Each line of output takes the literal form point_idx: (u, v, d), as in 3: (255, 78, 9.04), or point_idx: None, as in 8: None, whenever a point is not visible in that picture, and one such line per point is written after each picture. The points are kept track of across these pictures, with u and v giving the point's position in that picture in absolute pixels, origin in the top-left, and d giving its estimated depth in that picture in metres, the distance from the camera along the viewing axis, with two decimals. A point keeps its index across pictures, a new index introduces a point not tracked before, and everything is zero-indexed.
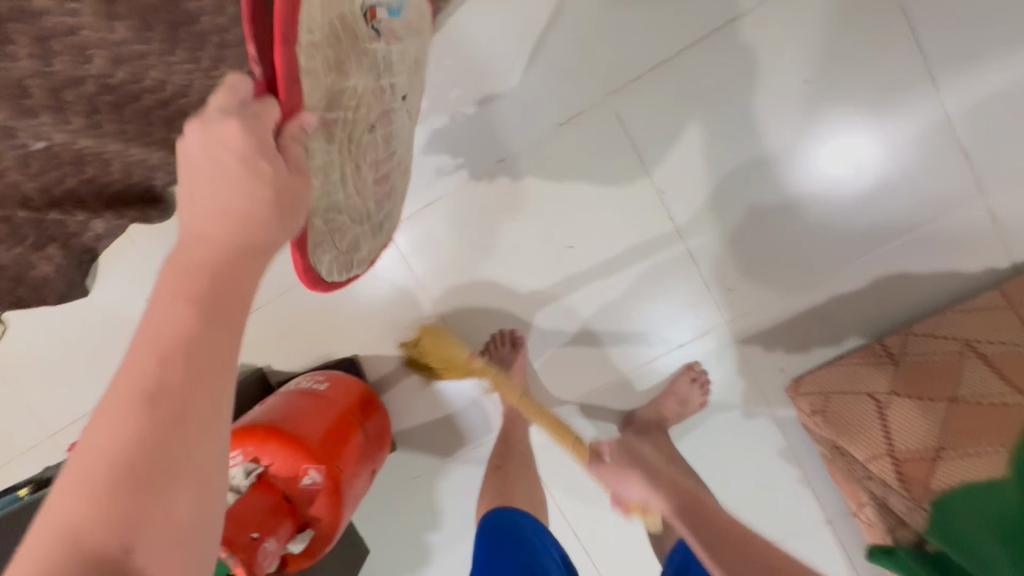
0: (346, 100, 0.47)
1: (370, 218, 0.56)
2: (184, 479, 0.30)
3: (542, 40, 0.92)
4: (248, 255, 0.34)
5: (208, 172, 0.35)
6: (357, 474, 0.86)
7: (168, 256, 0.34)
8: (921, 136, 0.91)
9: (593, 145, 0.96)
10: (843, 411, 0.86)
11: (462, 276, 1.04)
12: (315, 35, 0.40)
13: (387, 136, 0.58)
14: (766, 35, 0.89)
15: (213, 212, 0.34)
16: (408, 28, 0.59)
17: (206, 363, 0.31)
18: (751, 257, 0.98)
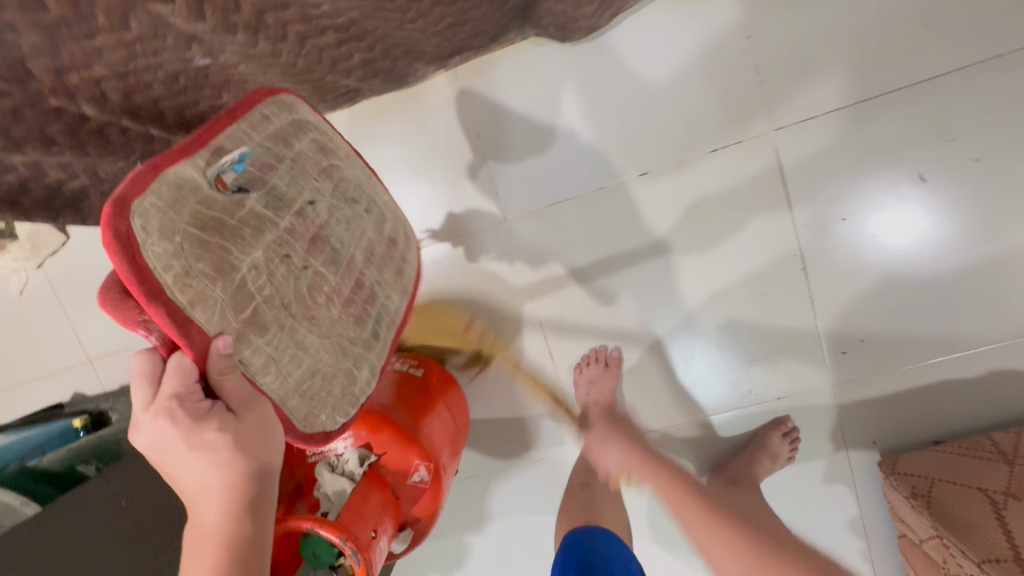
0: (254, 287, 0.49)
1: (354, 343, 0.59)
2: None
3: (720, 60, 0.90)
4: (244, 508, 0.46)
5: (180, 467, 0.45)
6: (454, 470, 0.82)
7: (187, 529, 0.47)
8: None
9: (743, 178, 0.94)
10: (949, 502, 0.84)
11: (575, 282, 1.00)
12: (163, 262, 0.43)
13: (331, 258, 0.57)
14: (950, 107, 0.88)
15: (202, 494, 0.45)
16: (273, 144, 0.56)
17: None
18: (871, 324, 0.96)
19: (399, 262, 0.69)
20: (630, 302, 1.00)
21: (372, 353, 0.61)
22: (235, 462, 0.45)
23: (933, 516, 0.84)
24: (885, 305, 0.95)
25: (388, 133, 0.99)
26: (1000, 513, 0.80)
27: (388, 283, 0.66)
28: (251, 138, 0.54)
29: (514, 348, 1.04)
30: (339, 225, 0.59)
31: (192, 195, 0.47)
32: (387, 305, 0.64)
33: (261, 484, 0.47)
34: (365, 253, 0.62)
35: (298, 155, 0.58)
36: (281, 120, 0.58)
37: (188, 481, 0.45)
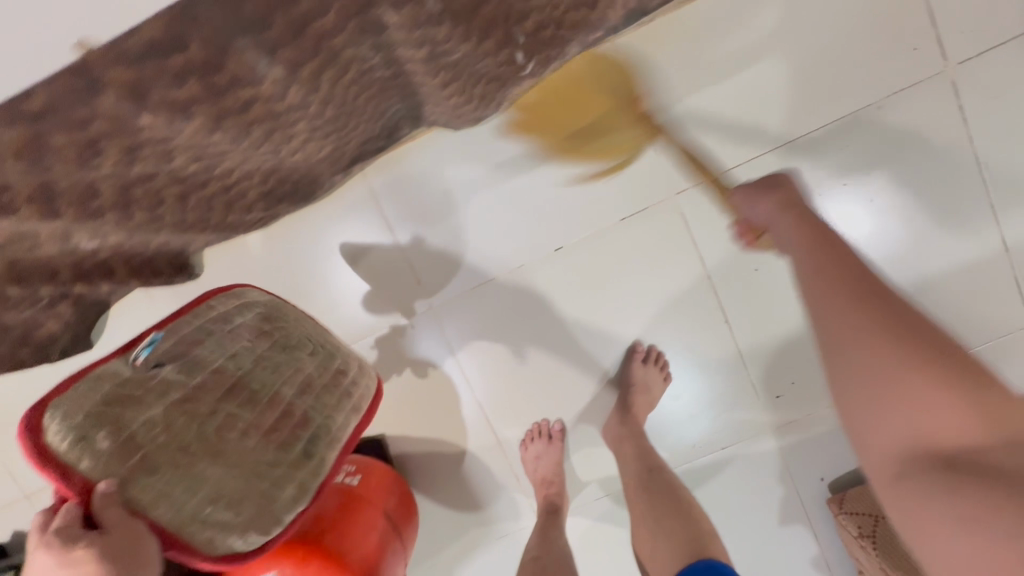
0: (147, 432, 0.54)
1: (277, 466, 0.61)
2: None
3: (616, 135, 0.91)
4: None
5: None
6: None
7: None
8: (980, 262, 0.94)
9: (652, 244, 0.96)
10: (894, 540, 0.86)
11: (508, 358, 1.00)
12: (61, 424, 0.51)
13: (247, 399, 0.62)
14: (839, 155, 0.92)
15: None
16: (208, 317, 0.64)
17: None
18: (801, 368, 0.98)
19: (347, 388, 0.73)
20: (564, 371, 1.01)
21: (303, 470, 0.63)
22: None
23: (882, 557, 0.86)
24: (811, 343, 0.97)
25: (304, 237, 0.98)
26: None
27: (329, 405, 0.69)
28: (179, 332, 0.62)
29: (460, 431, 1.03)
30: (264, 369, 0.65)
31: (108, 382, 0.54)
32: (329, 424, 0.68)
33: None
34: (299, 387, 0.67)
35: (240, 329, 0.66)
36: (230, 304, 0.68)
37: None
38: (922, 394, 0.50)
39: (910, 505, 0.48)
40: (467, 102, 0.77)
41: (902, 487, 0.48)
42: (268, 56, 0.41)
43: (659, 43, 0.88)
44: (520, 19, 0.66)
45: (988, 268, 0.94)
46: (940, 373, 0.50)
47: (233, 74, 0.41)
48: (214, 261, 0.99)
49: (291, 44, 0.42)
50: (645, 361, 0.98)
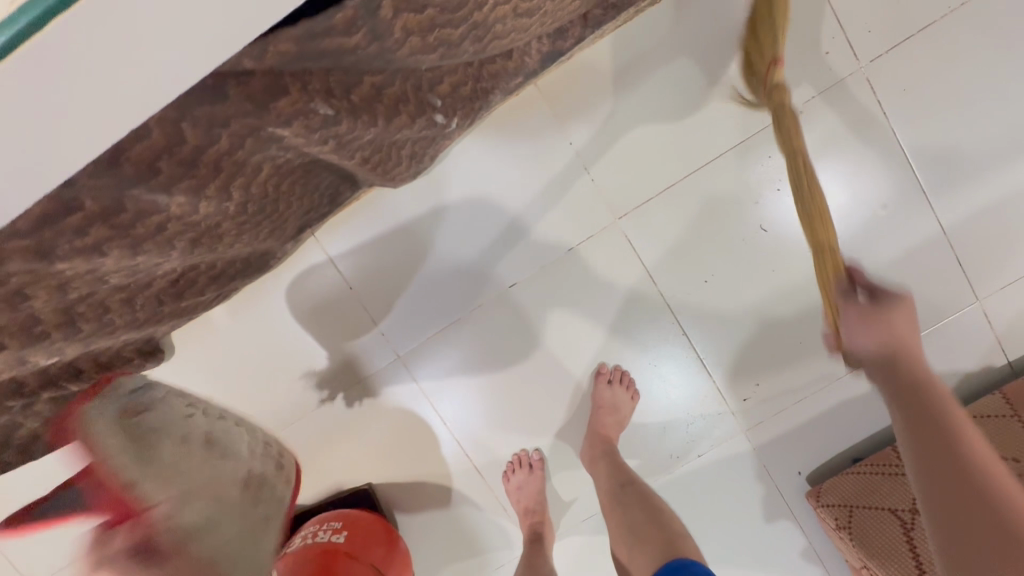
0: (148, 455, 0.50)
1: (244, 511, 0.54)
2: None
3: (551, 170, 0.96)
4: None
5: None
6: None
7: None
8: (924, 245, 0.96)
9: (601, 268, 0.98)
10: (869, 529, 0.87)
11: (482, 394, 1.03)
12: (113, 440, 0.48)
13: (212, 449, 0.58)
14: (768, 161, 0.94)
15: None
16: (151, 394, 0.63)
17: None
18: (765, 369, 1.00)
19: (277, 459, 0.68)
20: (536, 400, 1.03)
21: (260, 518, 0.55)
22: None
23: (859, 548, 0.87)
24: (772, 343, 1.00)
25: (269, 304, 1.00)
26: (910, 535, 0.84)
27: (271, 476, 0.63)
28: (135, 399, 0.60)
29: (443, 470, 1.06)
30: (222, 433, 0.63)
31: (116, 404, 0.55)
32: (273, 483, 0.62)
33: None
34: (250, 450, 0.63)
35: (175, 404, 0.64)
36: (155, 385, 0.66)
37: None
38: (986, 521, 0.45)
39: None
40: (398, 164, 0.79)
41: None
42: (167, 191, 0.43)
43: (577, 77, 0.93)
44: (434, 86, 0.67)
45: (933, 249, 0.96)
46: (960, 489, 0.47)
47: (136, 214, 0.43)
48: (186, 342, 1.02)
49: (190, 176, 0.44)
50: (611, 382, 1.00)
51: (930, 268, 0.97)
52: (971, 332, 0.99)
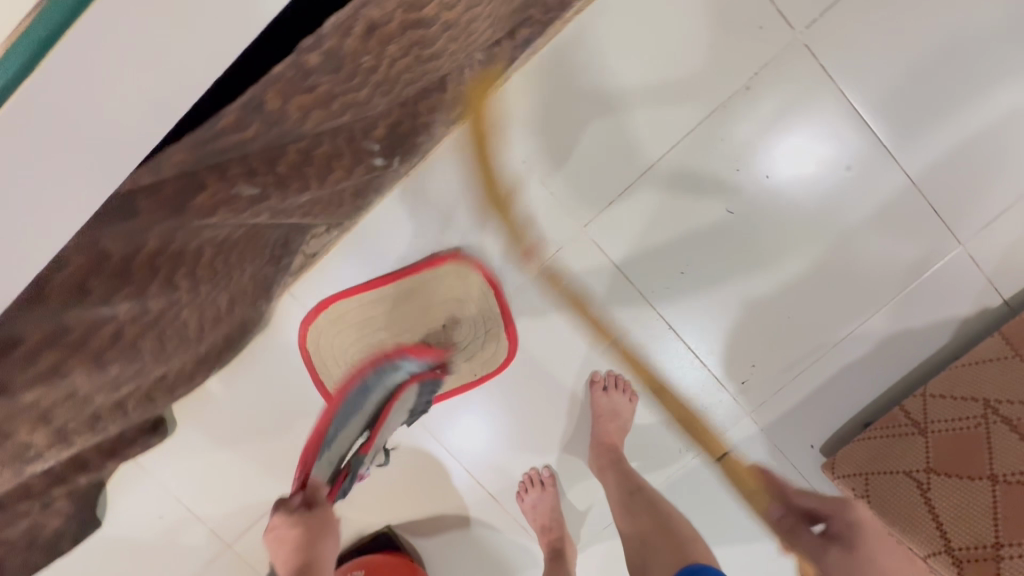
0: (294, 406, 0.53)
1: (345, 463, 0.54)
2: None
3: (508, 189, 0.96)
4: None
5: None
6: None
7: None
8: (894, 199, 0.95)
9: (574, 278, 0.98)
10: (886, 493, 0.86)
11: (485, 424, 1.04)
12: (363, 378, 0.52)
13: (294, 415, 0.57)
14: (723, 143, 0.93)
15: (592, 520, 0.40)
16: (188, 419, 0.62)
17: None
18: (756, 348, 1.00)
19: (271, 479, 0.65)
20: (534, 417, 1.03)
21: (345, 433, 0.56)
22: None
23: (877, 513, 0.87)
24: (758, 323, 0.99)
25: (260, 367, 1.02)
26: (924, 492, 0.83)
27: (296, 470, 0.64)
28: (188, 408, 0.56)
29: (457, 501, 1.06)
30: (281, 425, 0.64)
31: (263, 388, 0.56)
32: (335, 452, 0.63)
33: None
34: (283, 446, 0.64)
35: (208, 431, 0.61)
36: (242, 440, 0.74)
37: None
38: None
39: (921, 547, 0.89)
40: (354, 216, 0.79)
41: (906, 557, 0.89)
42: (108, 302, 0.45)
43: (516, 95, 0.92)
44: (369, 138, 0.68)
45: (903, 200, 0.95)
46: None
47: (83, 331, 0.45)
48: (188, 419, 1.04)
49: (126, 284, 0.46)
50: (607, 389, 1.00)
51: (904, 219, 0.95)
52: (959, 276, 0.97)
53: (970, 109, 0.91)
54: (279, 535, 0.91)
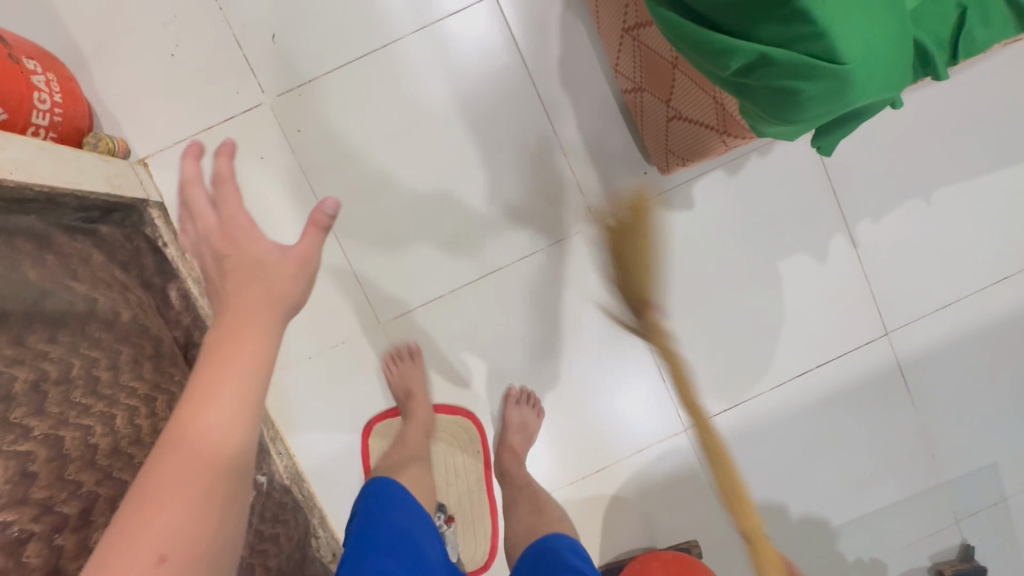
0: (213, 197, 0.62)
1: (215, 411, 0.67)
2: (233, 410, 0.50)
3: (328, 373, 1.08)
4: (195, 434, 0.48)
5: (264, 284, 0.59)
6: (168, 491, 0.45)
7: (190, 482, 0.46)
8: (434, 46, 1.02)
9: (423, 341, 1.09)
10: (683, 136, 0.89)
11: (626, 384, 1.12)
12: (220, 169, 0.61)
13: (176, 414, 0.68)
14: (342, 184, 1.04)
15: (226, 415, 0.50)
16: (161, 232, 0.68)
17: (185, 458, 0.47)
18: (534, 201, 1.06)
19: None
20: (604, 395, 1.12)
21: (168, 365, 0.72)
22: (229, 445, 0.49)
23: (697, 153, 0.89)
24: (516, 190, 1.06)
25: None
26: (685, 116, 0.84)
27: None
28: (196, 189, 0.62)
29: (598, 497, 1.12)
30: None
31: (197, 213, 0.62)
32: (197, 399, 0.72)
33: (224, 476, 0.48)
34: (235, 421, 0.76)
35: None
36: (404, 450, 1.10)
37: (253, 292, 0.58)
38: (231, 414, 0.50)
39: (158, 497, 0.45)
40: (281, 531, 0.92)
41: (167, 494, 0.45)
42: None
43: None
44: None
45: (441, 34, 1.01)
46: (189, 502, 0.45)
47: None
48: None
49: None
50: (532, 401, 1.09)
51: (459, 37, 1.02)
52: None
53: None
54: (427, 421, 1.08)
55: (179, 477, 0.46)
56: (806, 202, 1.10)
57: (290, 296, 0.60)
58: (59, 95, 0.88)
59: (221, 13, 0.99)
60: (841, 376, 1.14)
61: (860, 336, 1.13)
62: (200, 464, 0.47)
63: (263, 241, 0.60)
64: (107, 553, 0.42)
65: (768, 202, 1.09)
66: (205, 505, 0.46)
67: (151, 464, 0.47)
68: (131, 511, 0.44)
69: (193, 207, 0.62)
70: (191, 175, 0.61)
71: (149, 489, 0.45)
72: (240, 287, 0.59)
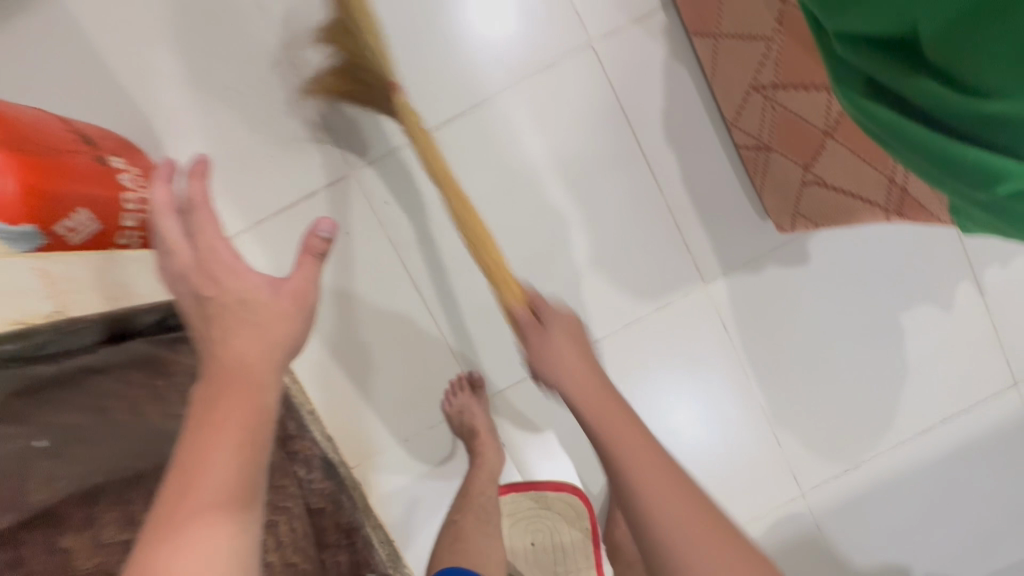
0: (183, 230, 0.56)
1: None
2: (252, 393, 0.47)
3: (423, 454, 1.03)
4: (215, 416, 0.45)
5: (233, 299, 0.52)
6: (216, 440, 0.43)
7: (208, 464, 0.42)
8: (529, 107, 0.95)
9: (524, 416, 1.03)
10: (819, 202, 0.81)
11: (691, 413, 1.04)
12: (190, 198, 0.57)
13: None
14: (434, 256, 0.98)
15: (245, 397, 0.47)
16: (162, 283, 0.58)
17: (208, 441, 0.43)
18: (636, 264, 0.99)
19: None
20: (713, 462, 1.05)
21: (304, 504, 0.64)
22: (248, 426, 0.45)
23: (835, 219, 0.82)
24: (617, 254, 0.99)
25: None
26: (830, 184, 0.77)
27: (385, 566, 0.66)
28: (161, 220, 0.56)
29: None
30: None
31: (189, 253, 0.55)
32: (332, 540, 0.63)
33: (245, 457, 0.44)
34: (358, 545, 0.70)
35: None
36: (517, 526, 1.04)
37: (255, 293, 0.53)
38: (242, 394, 0.47)
39: (181, 483, 0.41)
40: None
41: (184, 479, 0.42)
42: None
43: (351, 430, 1.02)
44: None
45: (535, 93, 0.95)
46: (208, 486, 0.41)
47: None
48: None
49: None
50: None
51: (553, 95, 0.95)
52: (630, 47, 0.94)
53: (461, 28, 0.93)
54: (542, 494, 1.03)
55: (198, 460, 0.42)
56: (927, 250, 1.02)
57: (286, 341, 0.52)
58: (145, 189, 0.80)
59: (299, 82, 0.92)
60: (968, 431, 1.06)
61: (988, 387, 1.05)
62: (241, 415, 0.45)
63: (250, 275, 0.53)
64: (163, 506, 0.41)
65: (886, 252, 1.01)
66: (251, 454, 0.44)
67: (188, 421, 0.45)
68: (181, 465, 0.42)
69: (183, 240, 0.56)
70: (161, 204, 0.56)
71: (196, 442, 0.44)
72: (226, 334, 0.51)
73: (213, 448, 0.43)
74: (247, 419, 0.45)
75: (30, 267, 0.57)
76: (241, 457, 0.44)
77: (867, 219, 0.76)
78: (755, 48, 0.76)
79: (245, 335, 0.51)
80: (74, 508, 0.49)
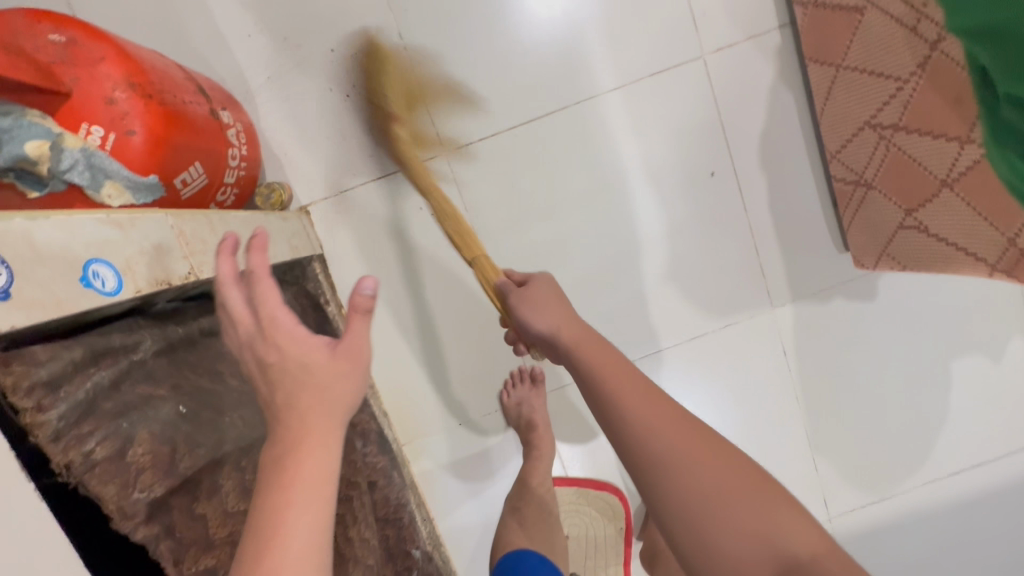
0: (245, 309, 0.44)
1: None
2: (318, 463, 0.42)
3: (473, 437, 1.03)
4: (286, 494, 0.40)
5: (285, 365, 0.43)
6: (287, 508, 0.39)
7: (285, 551, 0.38)
8: (629, 108, 0.94)
9: (577, 412, 1.04)
10: (912, 247, 0.82)
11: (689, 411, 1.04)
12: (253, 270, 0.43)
13: None
14: (514, 245, 0.97)
15: (314, 471, 0.41)
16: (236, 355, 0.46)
17: (282, 525, 0.39)
18: (709, 277, 1.00)
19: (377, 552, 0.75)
20: None
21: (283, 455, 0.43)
22: (320, 501, 0.41)
23: (923, 265, 0.83)
24: (692, 265, 0.99)
25: None
26: (930, 231, 0.78)
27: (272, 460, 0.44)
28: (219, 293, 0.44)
29: None
30: None
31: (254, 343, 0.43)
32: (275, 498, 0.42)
33: (318, 536, 0.40)
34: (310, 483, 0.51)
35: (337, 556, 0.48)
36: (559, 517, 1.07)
37: (306, 360, 0.43)
38: (306, 467, 0.41)
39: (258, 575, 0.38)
40: None
41: (260, 568, 0.38)
42: None
43: (404, 406, 1.02)
44: None
45: (638, 96, 0.93)
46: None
47: None
48: None
49: None
50: None
51: (655, 99, 0.94)
52: (742, 63, 0.93)
53: (575, 19, 0.91)
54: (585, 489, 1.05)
55: (271, 547, 0.38)
56: (990, 300, 1.04)
57: (350, 398, 0.45)
58: (245, 146, 0.77)
59: (405, 52, 0.90)
60: (999, 477, 1.09)
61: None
62: (313, 477, 0.41)
63: (305, 342, 0.43)
64: None
65: (951, 296, 1.03)
66: (322, 532, 0.40)
67: (262, 475, 0.41)
68: (254, 551, 0.38)
69: (237, 322, 0.43)
70: (222, 276, 0.44)
71: (268, 524, 0.39)
72: (288, 397, 0.43)
73: (284, 533, 0.39)
74: (315, 494, 0.41)
75: (168, 222, 0.54)
76: (316, 543, 0.40)
77: (960, 271, 0.78)
78: (884, 87, 0.75)
79: (303, 399, 0.43)
80: (209, 471, 0.47)
